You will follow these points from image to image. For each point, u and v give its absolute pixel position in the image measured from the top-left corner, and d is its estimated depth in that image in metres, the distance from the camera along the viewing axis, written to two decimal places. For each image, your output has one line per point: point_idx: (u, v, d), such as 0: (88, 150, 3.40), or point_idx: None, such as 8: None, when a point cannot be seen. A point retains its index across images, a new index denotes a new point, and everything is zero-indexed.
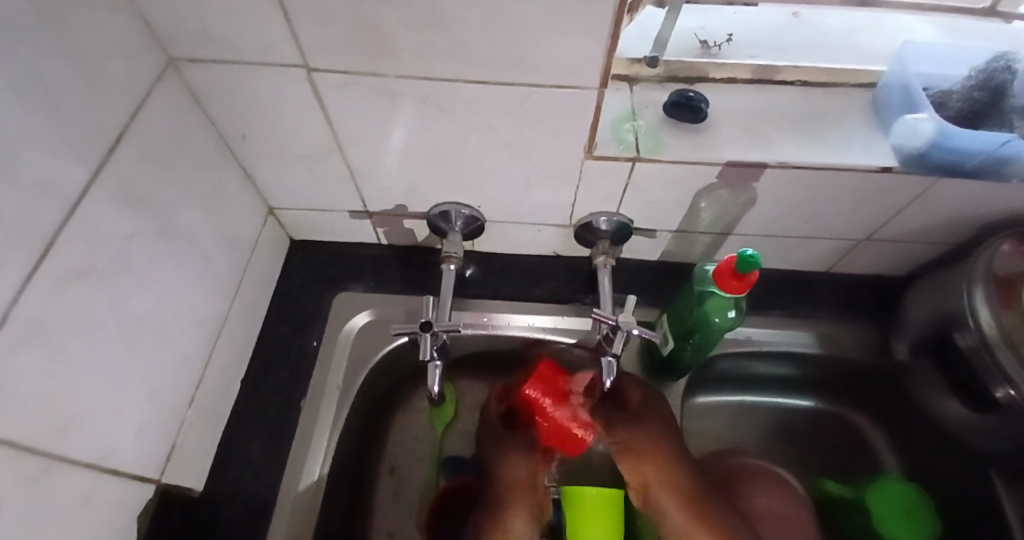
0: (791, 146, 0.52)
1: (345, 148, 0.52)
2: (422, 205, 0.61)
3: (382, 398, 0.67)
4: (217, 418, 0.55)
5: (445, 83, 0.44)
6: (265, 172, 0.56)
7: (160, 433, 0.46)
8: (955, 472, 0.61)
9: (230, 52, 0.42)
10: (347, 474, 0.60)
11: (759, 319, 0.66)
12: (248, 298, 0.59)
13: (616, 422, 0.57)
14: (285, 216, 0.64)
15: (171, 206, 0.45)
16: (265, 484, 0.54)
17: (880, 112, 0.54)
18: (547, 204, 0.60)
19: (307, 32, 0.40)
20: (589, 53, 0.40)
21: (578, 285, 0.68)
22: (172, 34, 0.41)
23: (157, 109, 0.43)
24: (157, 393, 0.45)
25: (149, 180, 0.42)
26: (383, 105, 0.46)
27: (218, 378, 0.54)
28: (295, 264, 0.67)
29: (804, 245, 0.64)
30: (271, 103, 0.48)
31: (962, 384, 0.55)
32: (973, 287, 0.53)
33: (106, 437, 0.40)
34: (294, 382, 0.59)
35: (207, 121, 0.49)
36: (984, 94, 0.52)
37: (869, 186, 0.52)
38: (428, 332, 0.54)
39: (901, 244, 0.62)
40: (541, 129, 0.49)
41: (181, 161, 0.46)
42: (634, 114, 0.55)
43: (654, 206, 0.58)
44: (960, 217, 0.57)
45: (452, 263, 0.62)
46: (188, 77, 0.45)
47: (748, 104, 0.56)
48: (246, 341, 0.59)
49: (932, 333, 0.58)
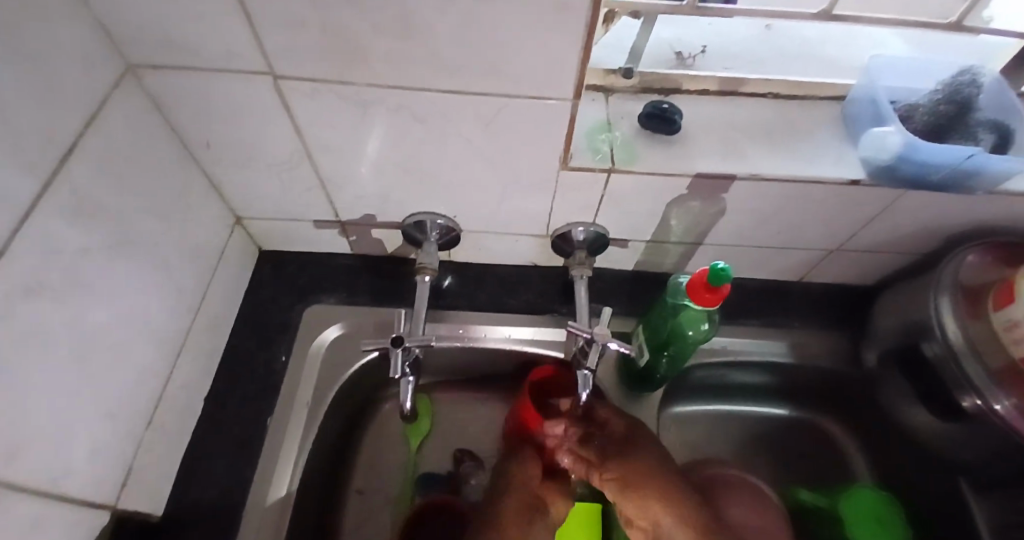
0: (763, 158, 0.52)
1: (314, 156, 0.51)
2: (395, 215, 0.59)
3: (355, 413, 0.65)
4: (178, 437, 0.52)
5: (417, 92, 0.43)
6: (231, 181, 0.54)
7: (117, 454, 0.44)
8: (924, 480, 0.62)
9: (192, 58, 0.41)
10: (315, 494, 0.58)
11: (734, 328, 0.66)
12: (213, 311, 0.57)
13: (615, 456, 0.54)
14: (253, 226, 0.62)
15: (129, 217, 0.43)
16: (229, 506, 0.51)
17: (850, 126, 0.55)
18: (523, 214, 0.59)
19: (272, 38, 0.38)
20: (564, 64, 0.40)
21: (555, 296, 0.68)
22: (129, 40, 0.40)
23: (115, 116, 0.41)
24: (114, 413, 0.43)
25: (105, 189, 0.40)
26: (354, 113, 0.45)
27: (180, 395, 0.52)
28: (262, 275, 0.65)
29: (777, 256, 0.64)
30: (236, 111, 0.46)
31: (929, 393, 0.57)
32: (940, 298, 0.54)
33: (58, 463, 0.38)
34: (261, 398, 0.57)
35: (168, 128, 0.47)
36: (950, 107, 0.52)
37: (840, 198, 0.53)
38: (399, 348, 0.52)
39: (870, 254, 0.63)
40: (516, 139, 0.48)
41: (141, 170, 0.44)
42: (610, 125, 0.55)
43: (630, 217, 0.58)
44: (927, 228, 0.58)
45: (426, 274, 0.60)
46: (148, 84, 0.44)
47: (721, 116, 0.56)
48: (210, 356, 0.57)
49: (901, 343, 0.59)
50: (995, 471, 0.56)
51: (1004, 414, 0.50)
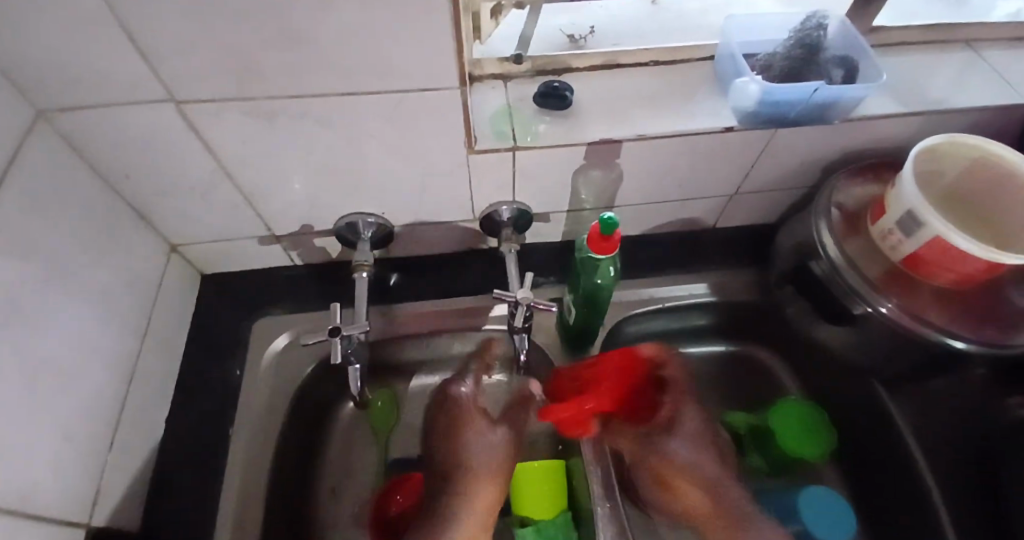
0: (648, 118, 0.58)
1: (235, 174, 0.54)
2: (326, 220, 0.63)
3: (319, 414, 0.68)
4: (143, 458, 0.55)
5: (317, 99, 0.47)
6: (160, 209, 0.57)
7: (80, 478, 0.46)
8: (843, 387, 0.69)
9: (97, 95, 0.44)
10: (289, 493, 0.61)
11: (661, 277, 0.73)
12: (161, 336, 0.59)
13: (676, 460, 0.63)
14: (190, 251, 0.64)
15: (61, 252, 0.46)
16: (203, 514, 0.54)
17: (720, 81, 0.62)
18: (445, 202, 0.63)
19: (170, 67, 0.42)
20: (444, 56, 0.44)
21: (494, 274, 0.72)
22: (35, 86, 0.42)
23: (32, 159, 0.44)
24: (72, 438, 0.46)
25: (35, 227, 0.43)
26: (262, 127, 0.49)
27: (139, 417, 0.54)
28: (208, 298, 0.68)
29: (687, 207, 0.71)
30: (149, 139, 0.49)
31: (824, 304, 0.63)
32: (819, 221, 0.61)
33: (22, 486, 0.40)
34: (221, 411, 0.60)
35: (87, 165, 0.50)
36: (801, 51, 0.59)
37: (722, 145, 0.59)
38: (337, 336, 0.54)
39: (767, 193, 0.70)
40: (419, 131, 0.52)
41: (67, 208, 0.47)
42: (509, 109, 0.60)
43: (543, 190, 0.63)
44: (807, 161, 0.65)
45: (364, 270, 0.64)
46: (59, 125, 0.46)
47: (610, 87, 0.62)
48: (165, 379, 0.59)
49: (795, 266, 0.65)
50: (896, 369, 0.63)
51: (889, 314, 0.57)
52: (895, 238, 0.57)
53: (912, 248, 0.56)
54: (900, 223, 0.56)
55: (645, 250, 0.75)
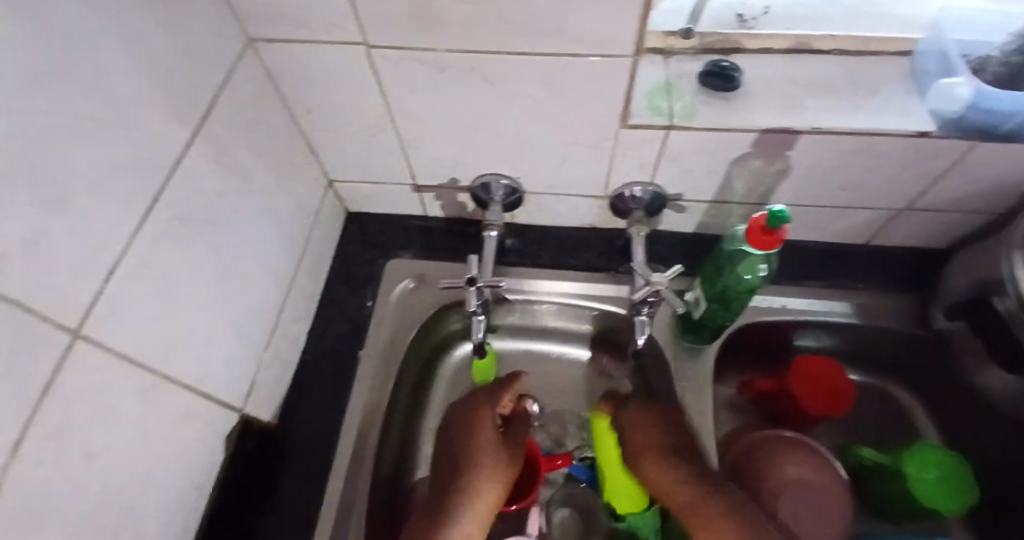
0: (825, 111, 0.53)
1: (397, 121, 0.57)
2: (467, 176, 0.65)
3: (431, 359, 0.72)
4: (286, 366, 0.61)
5: (490, 55, 0.48)
6: (328, 146, 0.62)
7: (242, 372, 0.53)
8: (999, 443, 0.60)
9: (304, 31, 0.48)
10: (397, 423, 0.66)
11: (794, 288, 0.68)
12: (311, 262, 0.65)
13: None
14: (343, 189, 0.70)
15: (251, 171, 0.52)
16: (326, 426, 0.60)
17: (919, 79, 0.55)
18: (583, 175, 0.63)
19: (369, 12, 0.45)
20: (625, 23, 0.43)
21: (616, 256, 0.72)
22: (255, 19, 0.47)
23: (240, 84, 0.49)
24: (243, 332, 0.52)
25: (236, 145, 0.49)
26: (433, 78, 0.51)
27: (288, 329, 0.61)
28: (351, 234, 0.73)
29: (843, 215, 0.64)
30: (333, 78, 0.53)
31: (996, 348, 0.54)
32: (1011, 252, 0.52)
33: (198, 367, 0.46)
34: (349, 339, 0.65)
35: (280, 96, 0.55)
36: (1023, 57, 0.51)
37: (910, 152, 0.53)
38: (473, 286, 0.60)
39: (942, 214, 0.62)
40: (578, 98, 0.52)
41: (260, 133, 0.53)
42: (669, 85, 0.57)
43: (688, 175, 0.60)
44: (1006, 183, 0.56)
45: (493, 230, 0.66)
46: (266, 58, 0.51)
47: (783, 74, 0.57)
48: (310, 301, 0.66)
49: (972, 301, 0.57)
50: None
51: None
52: None
53: None
54: None
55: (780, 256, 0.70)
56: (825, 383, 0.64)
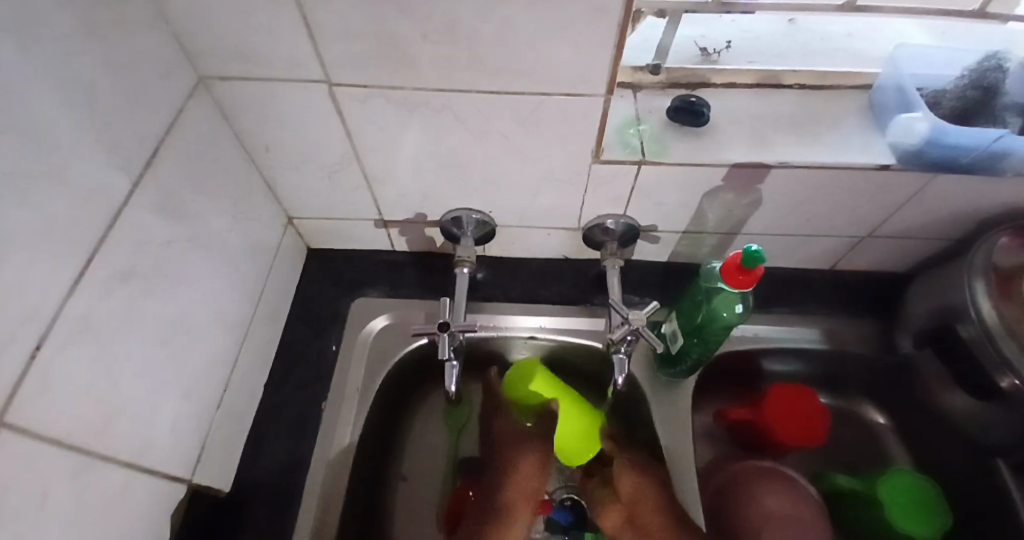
0: (790, 146, 0.54)
1: (362, 157, 0.55)
2: (436, 212, 0.63)
3: (401, 401, 0.68)
4: (241, 421, 0.56)
5: (459, 94, 0.46)
6: (286, 183, 0.59)
7: (190, 436, 0.48)
8: (963, 464, 0.62)
9: (258, 68, 0.45)
10: (366, 475, 0.62)
11: (766, 316, 0.68)
12: (269, 305, 0.61)
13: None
14: (303, 225, 0.66)
15: (202, 215, 0.48)
16: (288, 486, 0.55)
17: (877, 113, 0.56)
18: (555, 209, 0.62)
19: (329, 49, 0.42)
20: (598, 62, 0.42)
21: (590, 287, 0.70)
22: (204, 55, 0.44)
23: (190, 123, 0.45)
24: (190, 392, 0.48)
25: (183, 190, 0.45)
26: (399, 115, 0.49)
27: (242, 381, 0.56)
28: (312, 272, 0.69)
29: (809, 243, 0.66)
30: (291, 115, 0.50)
31: (963, 374, 0.57)
32: (974, 281, 0.55)
33: (141, 436, 0.42)
34: (312, 386, 0.61)
35: (233, 134, 0.52)
36: (976, 92, 0.54)
37: (872, 185, 0.54)
38: (445, 333, 0.56)
39: (901, 241, 0.64)
40: (550, 135, 0.51)
41: (211, 174, 0.49)
42: (638, 120, 0.57)
43: (660, 208, 0.60)
44: (960, 213, 0.59)
45: (465, 266, 0.64)
46: (217, 93, 0.48)
47: (749, 109, 0.58)
48: (268, 347, 0.61)
49: (935, 327, 0.59)
50: None
51: None
52: None
53: None
54: None
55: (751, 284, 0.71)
56: (798, 411, 0.65)
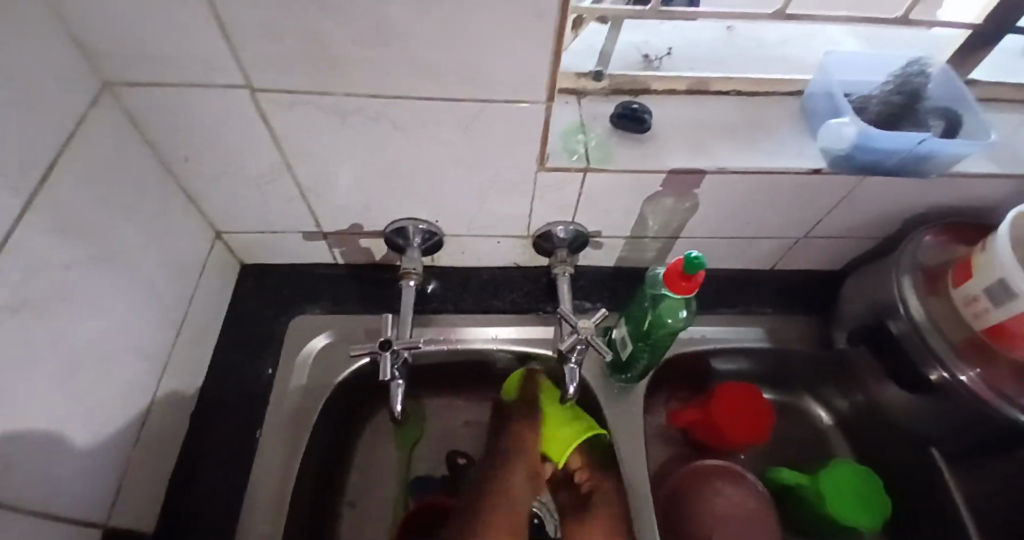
0: (729, 151, 0.55)
1: (294, 167, 0.51)
2: (378, 222, 0.60)
3: (347, 422, 0.65)
4: (166, 456, 0.52)
5: (395, 100, 0.44)
6: (211, 195, 0.55)
7: (104, 477, 0.43)
8: (898, 453, 0.65)
9: (170, 72, 0.41)
10: (309, 503, 0.58)
11: (712, 318, 0.69)
12: (196, 327, 0.57)
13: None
14: (234, 240, 0.62)
15: (109, 233, 0.43)
16: (221, 523, 0.51)
17: (811, 119, 0.59)
18: (503, 217, 0.60)
19: (250, 51, 0.39)
20: (538, 68, 0.41)
21: (541, 295, 0.69)
22: (105, 57, 0.40)
23: (93, 132, 0.41)
24: (102, 430, 0.43)
25: (86, 207, 0.40)
26: (332, 123, 0.46)
27: (166, 412, 0.52)
28: (245, 289, 0.65)
29: (751, 246, 0.67)
30: (212, 123, 0.46)
31: (896, 368, 0.59)
32: (902, 277, 0.58)
33: (43, 484, 0.37)
34: (247, 412, 0.57)
35: (146, 144, 0.47)
36: (899, 98, 0.55)
37: (806, 188, 0.56)
38: (388, 352, 0.53)
39: (835, 241, 0.66)
40: (491, 143, 0.49)
41: (121, 188, 0.45)
42: (583, 126, 0.56)
43: (606, 214, 0.60)
44: (887, 213, 0.61)
45: (411, 278, 0.62)
46: (126, 100, 0.44)
47: (689, 115, 0.59)
48: (196, 373, 0.57)
49: (869, 323, 0.62)
50: (962, 442, 0.59)
51: (971, 385, 0.53)
52: (981, 305, 0.53)
53: (997, 319, 0.52)
54: (990, 292, 0.52)
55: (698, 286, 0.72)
56: (745, 415, 0.66)
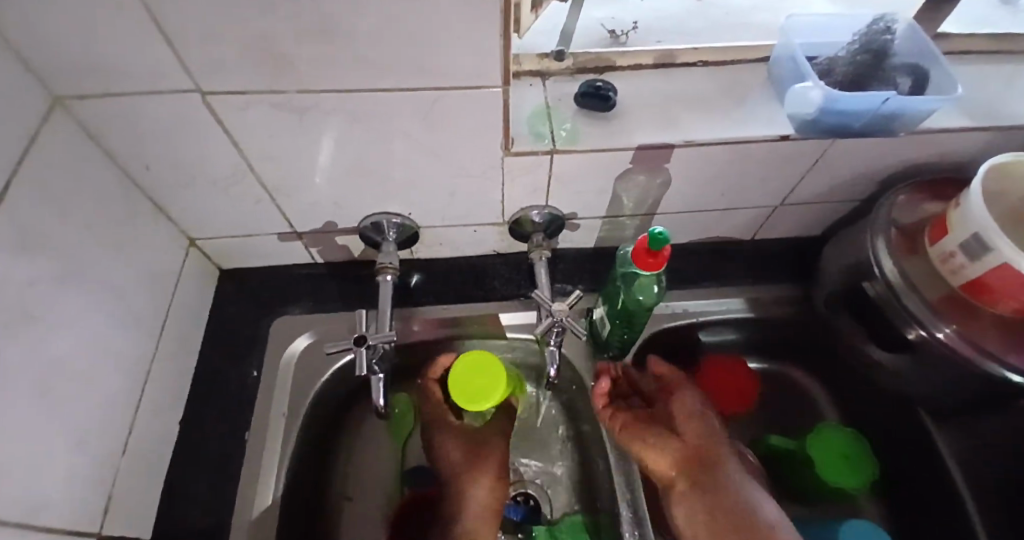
0: (696, 123, 0.55)
1: (259, 168, 0.51)
2: (352, 219, 0.60)
3: (338, 418, 0.66)
4: (155, 463, 0.53)
5: (349, 94, 0.44)
6: (180, 202, 0.55)
7: (91, 487, 0.44)
8: (886, 414, 0.65)
9: (118, 81, 0.41)
10: (305, 500, 0.59)
11: (693, 291, 0.69)
12: (176, 335, 0.57)
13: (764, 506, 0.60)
14: (210, 246, 0.62)
15: (74, 247, 0.43)
16: (216, 524, 0.52)
17: (777, 85, 0.58)
18: (475, 205, 0.60)
19: (194, 55, 0.39)
20: (487, 52, 0.41)
21: (522, 280, 0.69)
22: (50, 71, 0.40)
23: (46, 148, 0.41)
24: (84, 442, 0.44)
25: (48, 223, 0.41)
26: (289, 122, 0.46)
27: (153, 419, 0.52)
28: (226, 294, 0.65)
29: (728, 216, 0.67)
30: (170, 131, 0.46)
31: (875, 327, 0.59)
32: (876, 239, 0.58)
33: (28, 498, 0.38)
34: (236, 415, 0.58)
35: (105, 155, 0.47)
36: (866, 56, 0.54)
37: (775, 156, 0.56)
38: (363, 346, 0.53)
39: (813, 206, 0.66)
40: (452, 131, 0.49)
41: (81, 203, 0.44)
42: (548, 108, 0.56)
43: (579, 195, 0.60)
44: (862, 174, 0.61)
45: (388, 273, 0.62)
46: (79, 114, 0.44)
47: (656, 89, 0.58)
48: (181, 380, 0.57)
49: (847, 285, 0.62)
50: (946, 401, 0.58)
51: (949, 342, 0.53)
52: (957, 262, 0.53)
53: (974, 274, 0.52)
54: (965, 246, 0.52)
55: (680, 261, 0.72)
56: (727, 378, 0.67)
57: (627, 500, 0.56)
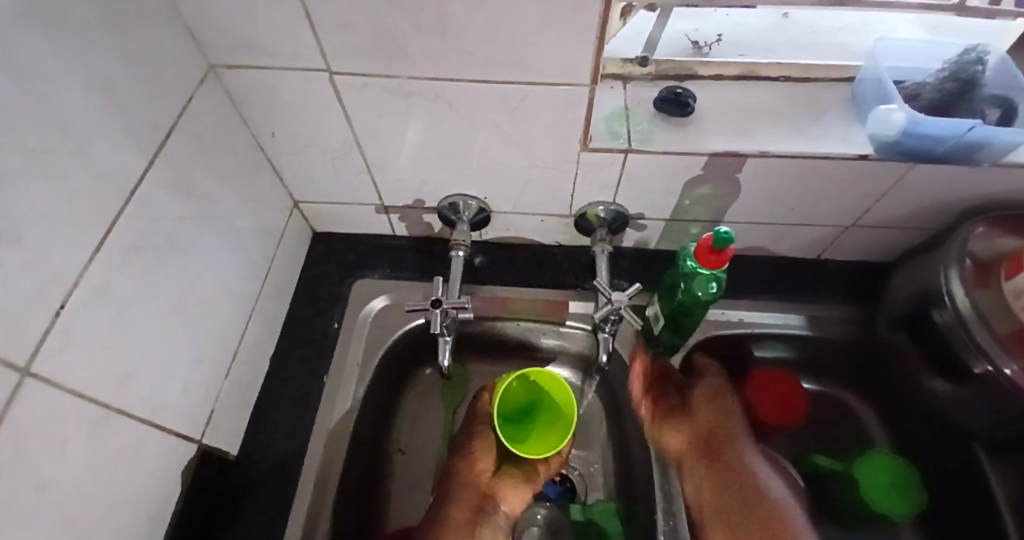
0: (771, 136, 0.56)
1: (363, 143, 0.58)
2: (434, 197, 0.66)
3: (401, 378, 0.72)
4: (248, 390, 0.60)
5: (451, 83, 0.49)
6: (291, 167, 0.62)
7: (200, 399, 0.52)
8: (942, 449, 0.64)
9: (265, 57, 0.48)
10: (366, 444, 0.65)
11: (750, 301, 0.70)
12: (275, 283, 0.65)
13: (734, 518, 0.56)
14: (309, 209, 0.70)
15: (209, 195, 0.51)
16: (291, 450, 0.59)
17: (858, 105, 0.59)
18: (547, 196, 0.64)
19: (329, 41, 0.45)
20: (581, 54, 0.45)
21: (582, 272, 0.73)
22: (211, 44, 0.47)
23: (200, 108, 0.49)
24: (200, 360, 0.51)
25: (195, 170, 0.49)
26: (396, 104, 0.52)
27: (250, 351, 0.60)
28: (316, 254, 0.73)
29: (794, 232, 0.68)
30: (294, 103, 0.53)
31: (935, 356, 0.59)
32: (949, 270, 0.57)
33: (155, 396, 0.45)
34: (316, 360, 0.65)
35: (242, 120, 0.55)
36: (955, 85, 0.54)
37: (851, 174, 0.56)
38: (438, 309, 0.60)
39: (884, 230, 0.66)
40: (538, 125, 0.53)
41: (219, 156, 0.52)
42: (627, 110, 0.59)
43: (646, 195, 0.63)
44: (938, 202, 0.60)
45: (460, 249, 0.67)
46: (227, 82, 0.51)
47: (733, 100, 0.60)
48: (274, 322, 0.65)
49: (911, 311, 0.61)
50: (1001, 435, 0.57)
51: (1014, 379, 0.51)
52: None
53: None
54: None
55: (739, 271, 0.73)
56: (777, 391, 0.68)
57: (662, 488, 0.59)
